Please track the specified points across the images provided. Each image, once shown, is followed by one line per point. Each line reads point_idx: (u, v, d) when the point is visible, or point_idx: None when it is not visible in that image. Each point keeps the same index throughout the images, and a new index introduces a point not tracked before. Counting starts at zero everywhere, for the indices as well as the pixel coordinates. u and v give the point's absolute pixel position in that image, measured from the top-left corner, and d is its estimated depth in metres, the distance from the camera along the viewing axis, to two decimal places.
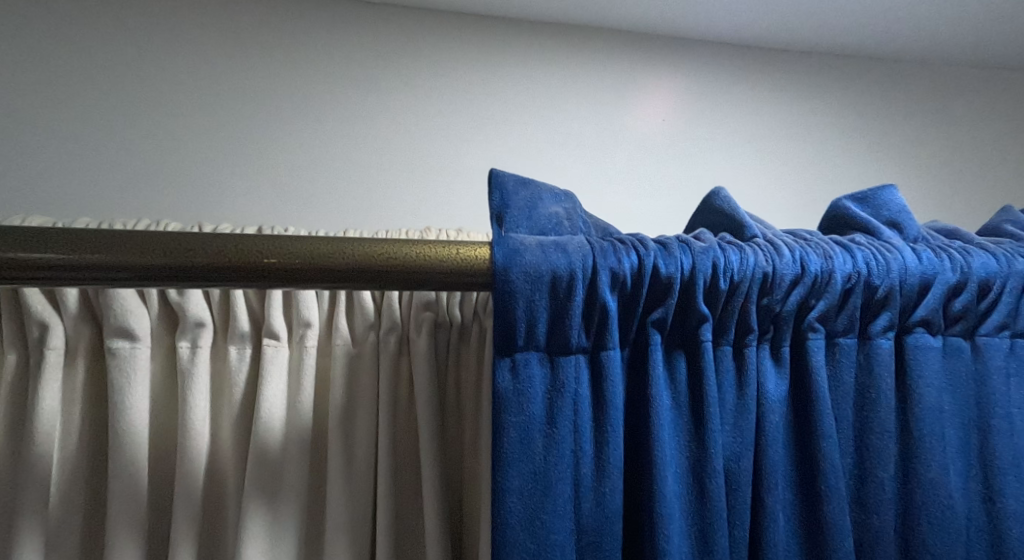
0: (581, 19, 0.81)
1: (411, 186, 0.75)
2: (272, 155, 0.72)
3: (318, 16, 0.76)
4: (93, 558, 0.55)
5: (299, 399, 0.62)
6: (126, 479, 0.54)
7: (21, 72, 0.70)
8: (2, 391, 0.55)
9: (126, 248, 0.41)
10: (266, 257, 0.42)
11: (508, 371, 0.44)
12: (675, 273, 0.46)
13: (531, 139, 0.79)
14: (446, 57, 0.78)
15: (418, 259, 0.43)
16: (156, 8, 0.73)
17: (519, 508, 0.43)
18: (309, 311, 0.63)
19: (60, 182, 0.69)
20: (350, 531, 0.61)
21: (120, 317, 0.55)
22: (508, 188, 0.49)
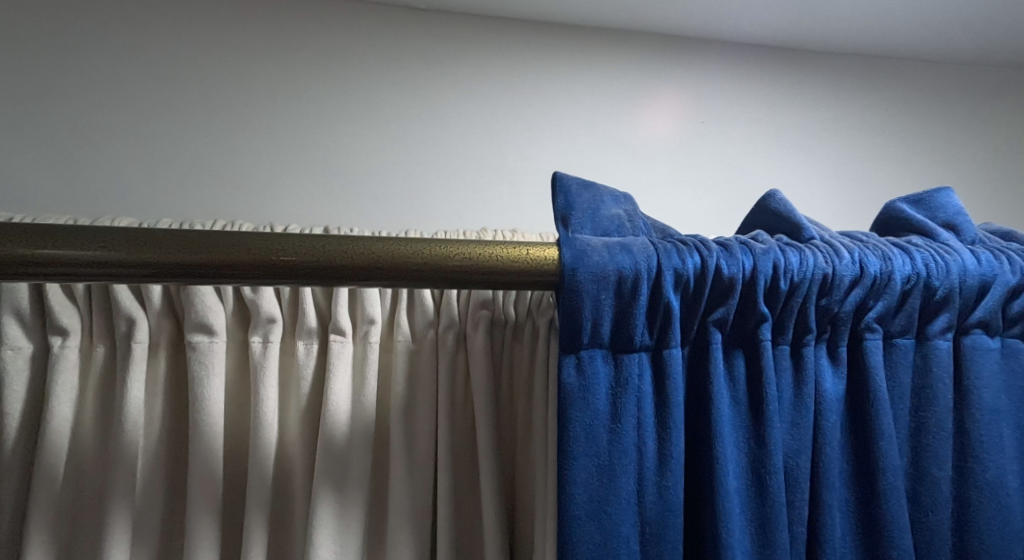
0: (628, 23, 0.83)
1: (465, 188, 0.78)
2: (333, 159, 0.75)
3: (376, 23, 0.78)
4: (175, 540, 0.58)
5: (363, 393, 0.64)
6: (204, 466, 0.57)
7: (99, 79, 0.73)
8: (92, 383, 0.57)
9: (204, 247, 0.44)
10: (351, 257, 0.44)
11: (574, 368, 0.46)
12: (737, 273, 0.48)
13: (582, 141, 0.80)
14: (497, 62, 0.80)
15: (492, 260, 0.45)
16: (223, 16, 0.76)
17: (586, 500, 0.45)
18: (373, 308, 0.65)
19: (138, 185, 0.72)
20: (413, 520, 0.63)
21: (200, 313, 0.58)
22: (572, 191, 0.50)
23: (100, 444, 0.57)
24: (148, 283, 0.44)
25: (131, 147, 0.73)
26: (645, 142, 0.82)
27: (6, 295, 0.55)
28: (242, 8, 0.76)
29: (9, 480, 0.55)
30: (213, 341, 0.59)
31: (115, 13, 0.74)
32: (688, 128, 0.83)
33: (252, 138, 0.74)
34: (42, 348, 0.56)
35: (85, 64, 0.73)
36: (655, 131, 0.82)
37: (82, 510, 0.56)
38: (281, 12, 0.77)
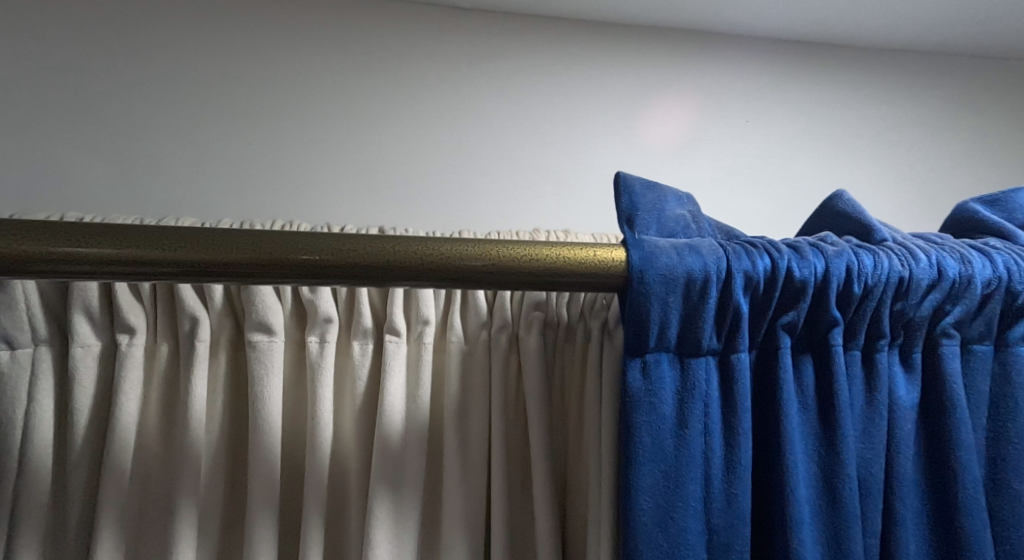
0: (679, 22, 0.82)
1: (518, 188, 0.77)
2: (386, 158, 0.75)
3: (429, 20, 0.78)
4: (237, 537, 0.59)
5: (418, 394, 0.64)
6: (264, 465, 0.58)
7: (156, 75, 0.72)
8: (156, 381, 0.58)
9: (259, 247, 0.44)
10: (420, 257, 0.44)
11: (639, 372, 0.45)
12: (809, 277, 0.46)
13: (636, 142, 0.79)
14: (550, 61, 0.79)
15: (560, 262, 0.44)
16: (279, 13, 0.75)
17: (651, 507, 0.44)
18: (427, 308, 0.65)
19: (196, 182, 0.72)
20: (467, 523, 0.63)
21: (260, 312, 0.58)
22: (636, 191, 0.49)
23: (164, 442, 0.58)
24: (203, 282, 0.44)
25: (190, 143, 0.72)
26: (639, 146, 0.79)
27: (76, 291, 0.54)
28: (297, 5, 0.76)
29: (77, 478, 0.54)
30: (272, 341, 0.59)
31: (172, 9, 0.74)
32: (691, 131, 0.81)
33: (309, 135, 0.74)
34: (110, 345, 0.56)
35: (143, 60, 0.73)
36: (650, 135, 0.80)
37: (146, 507, 0.56)
38: (336, 9, 0.76)
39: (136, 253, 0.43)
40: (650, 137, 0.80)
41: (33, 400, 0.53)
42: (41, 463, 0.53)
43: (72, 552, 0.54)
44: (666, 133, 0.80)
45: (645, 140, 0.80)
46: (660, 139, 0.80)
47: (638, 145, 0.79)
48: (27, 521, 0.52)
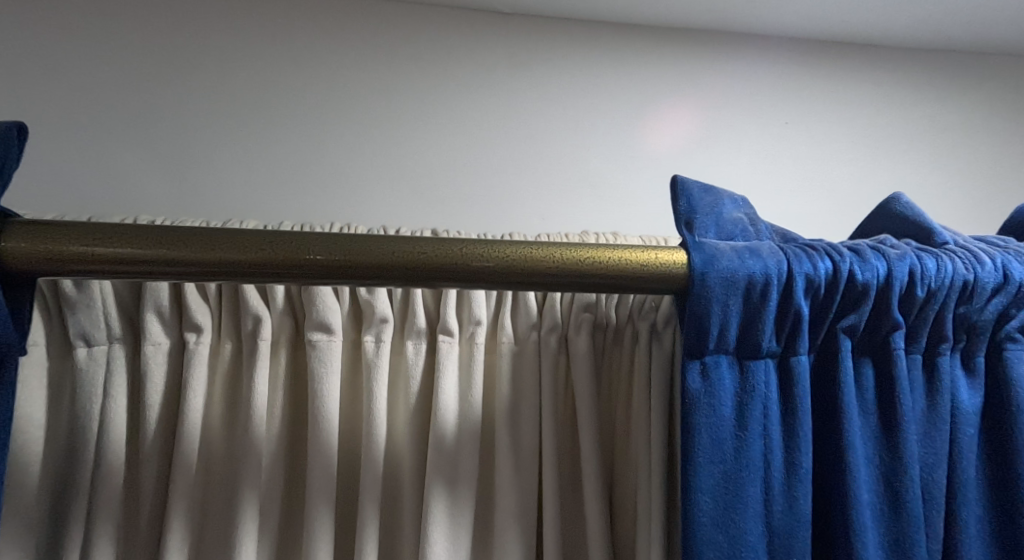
0: (719, 24, 0.82)
1: (568, 190, 0.77)
2: (436, 160, 0.75)
3: (474, 25, 0.78)
4: (297, 529, 0.60)
5: (471, 393, 0.65)
6: (324, 460, 0.59)
7: (211, 78, 0.74)
8: (220, 378, 0.60)
9: (331, 249, 0.44)
10: (482, 259, 0.44)
11: (698, 374, 0.45)
12: (871, 280, 0.46)
13: (679, 144, 0.79)
14: (598, 64, 0.80)
15: (621, 265, 0.45)
16: (328, 17, 0.76)
17: (712, 508, 0.44)
18: (479, 309, 0.66)
19: (250, 183, 0.73)
20: (520, 520, 0.63)
21: (319, 312, 0.60)
22: (694, 194, 0.49)
23: (227, 437, 0.59)
24: (273, 283, 0.44)
25: (247, 145, 0.73)
26: (641, 151, 0.79)
27: (148, 290, 0.56)
28: (346, 9, 0.77)
29: (147, 471, 0.56)
30: (331, 340, 0.60)
31: (224, 13, 0.75)
32: (697, 134, 0.80)
33: (361, 136, 0.75)
34: (178, 344, 0.58)
35: (198, 63, 0.74)
36: (653, 141, 0.79)
37: (213, 500, 0.58)
38: (384, 13, 0.77)
39: (194, 255, 0.43)
40: (659, 141, 0.79)
41: (107, 395, 0.55)
42: (115, 457, 0.54)
43: (144, 541, 0.56)
44: (670, 138, 0.79)
45: (668, 143, 0.79)
46: (664, 144, 0.79)
47: (660, 150, 0.79)
48: (103, 513, 0.53)
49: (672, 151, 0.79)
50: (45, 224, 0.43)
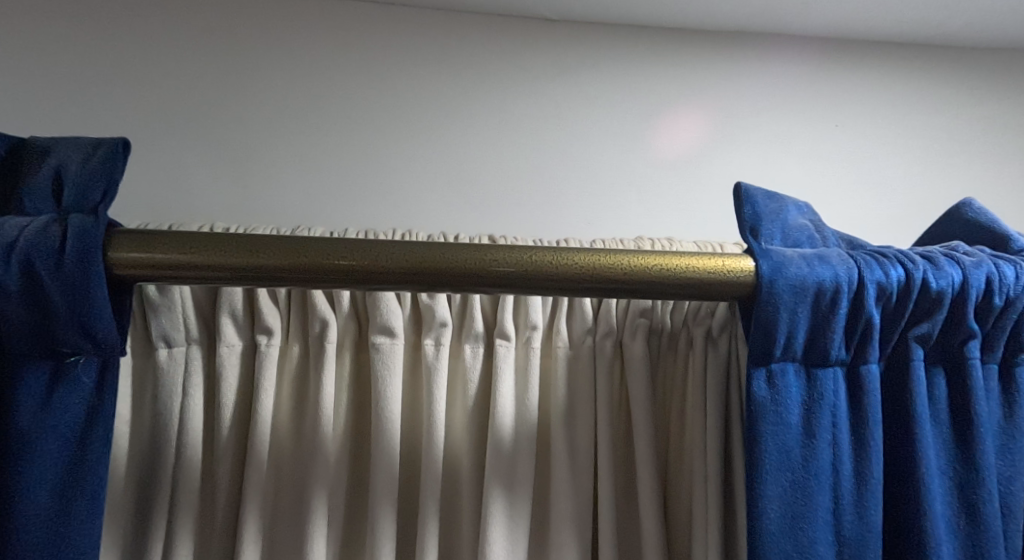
0: (769, 27, 0.81)
1: (624, 195, 0.77)
2: (493, 165, 0.76)
3: (526, 31, 0.80)
4: (360, 526, 0.62)
5: (528, 397, 0.66)
6: (386, 460, 0.60)
7: (273, 84, 0.75)
8: (289, 379, 0.62)
9: (404, 257, 0.45)
10: (551, 267, 0.45)
11: (765, 382, 0.45)
12: (946, 288, 0.46)
13: (704, 149, 0.79)
14: (651, 68, 0.80)
15: (689, 272, 0.45)
16: (385, 23, 0.78)
17: (780, 516, 0.44)
18: (536, 314, 0.66)
19: (309, 188, 0.74)
20: (576, 523, 0.64)
21: (384, 315, 0.61)
22: (759, 200, 0.50)
23: (294, 436, 0.61)
24: (345, 289, 0.46)
25: (308, 151, 0.75)
26: (647, 155, 0.78)
27: (223, 294, 0.59)
28: (401, 16, 0.78)
29: (222, 468, 0.58)
30: (393, 343, 0.62)
31: (283, 21, 0.77)
32: (709, 137, 0.79)
33: (418, 142, 0.76)
34: (249, 345, 0.60)
35: (260, 70, 0.76)
36: (660, 143, 0.79)
37: (281, 497, 0.60)
38: (438, 19, 0.79)
39: (278, 261, 0.45)
40: (713, 145, 0.79)
41: (186, 394, 0.58)
42: (193, 452, 0.57)
43: (217, 536, 0.58)
44: (682, 142, 0.79)
45: (722, 147, 0.79)
46: (691, 145, 0.79)
47: (714, 154, 0.79)
48: (184, 505, 0.56)
49: (727, 155, 0.79)
50: (142, 233, 0.45)
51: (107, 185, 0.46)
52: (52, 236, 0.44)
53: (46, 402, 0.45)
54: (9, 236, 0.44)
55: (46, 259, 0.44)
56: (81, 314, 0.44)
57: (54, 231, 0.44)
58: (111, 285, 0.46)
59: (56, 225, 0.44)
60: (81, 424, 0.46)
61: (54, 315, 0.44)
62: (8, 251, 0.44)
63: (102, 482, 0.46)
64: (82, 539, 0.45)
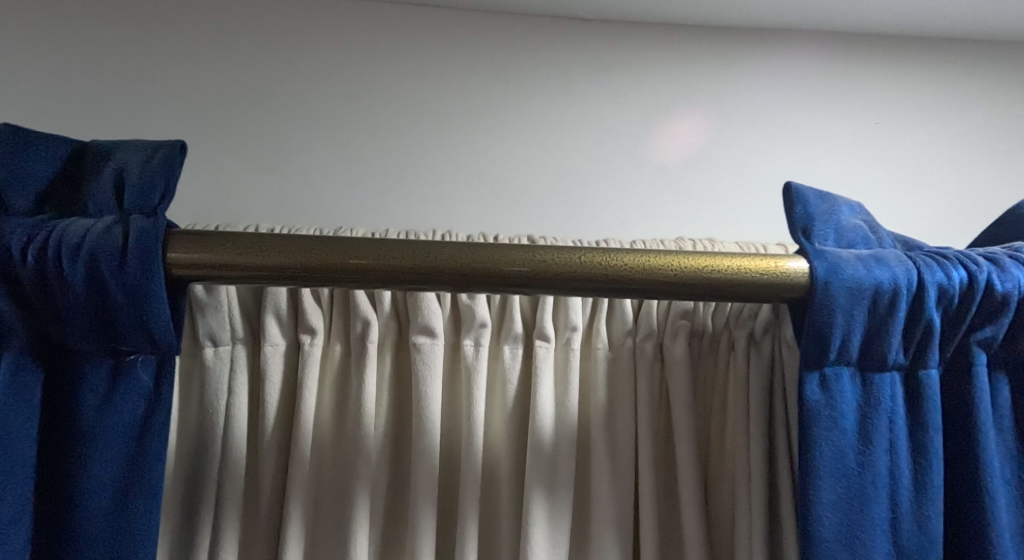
0: (809, 24, 0.80)
1: (664, 196, 0.76)
2: (531, 165, 0.76)
3: (562, 30, 0.79)
4: (400, 524, 0.62)
5: (568, 399, 0.65)
6: (427, 459, 0.60)
7: (308, 84, 0.75)
8: (331, 379, 0.62)
9: (451, 257, 0.45)
10: (600, 267, 0.45)
11: (818, 386, 0.44)
12: (1012, 290, 0.44)
13: (702, 151, 0.77)
14: (690, 67, 0.79)
15: (741, 274, 0.45)
16: (419, 23, 0.78)
17: (835, 524, 0.43)
18: (576, 315, 0.66)
19: (345, 189, 0.74)
20: (618, 525, 0.63)
21: (425, 315, 0.61)
22: (811, 201, 0.49)
23: (336, 434, 0.61)
24: (392, 289, 0.46)
25: (344, 151, 0.74)
26: (657, 155, 0.77)
27: (268, 295, 0.59)
28: (435, 15, 0.78)
29: (266, 466, 0.59)
30: (434, 344, 0.62)
31: (317, 21, 0.77)
32: (710, 138, 0.77)
33: (453, 142, 0.76)
34: (293, 345, 0.60)
35: (294, 70, 0.75)
36: (661, 145, 0.77)
37: (324, 494, 0.60)
38: (473, 19, 0.78)
39: (331, 262, 0.45)
40: (755, 144, 0.78)
41: (232, 392, 0.58)
42: (239, 449, 0.57)
43: (262, 533, 0.58)
44: (682, 145, 0.77)
45: (764, 146, 0.78)
46: (731, 145, 0.78)
47: (756, 154, 0.78)
48: (230, 502, 0.56)
49: (769, 154, 0.78)
50: (200, 232, 0.45)
51: (167, 186, 0.47)
52: (115, 237, 0.45)
53: (105, 403, 0.46)
54: (75, 237, 0.45)
55: (109, 259, 0.44)
56: (139, 315, 0.45)
57: (117, 232, 0.45)
58: (168, 287, 0.46)
59: (118, 226, 0.45)
60: (138, 426, 0.46)
61: (115, 314, 0.45)
62: (74, 251, 0.44)
63: (160, 481, 0.46)
64: (139, 537, 0.45)
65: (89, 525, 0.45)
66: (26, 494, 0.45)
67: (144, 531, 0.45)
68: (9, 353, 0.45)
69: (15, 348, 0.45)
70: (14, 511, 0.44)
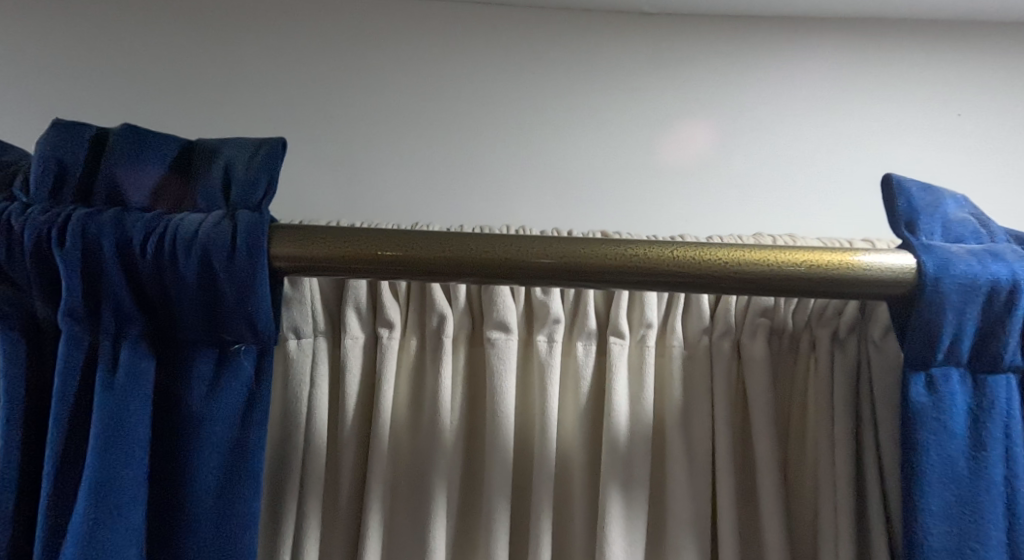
0: (894, 9, 0.75)
1: (742, 189, 0.73)
2: (603, 157, 0.73)
3: (633, 16, 0.75)
4: (474, 516, 0.62)
5: (643, 398, 0.64)
6: (502, 454, 0.59)
7: (371, 80, 0.73)
8: (405, 373, 0.62)
9: (540, 251, 0.45)
10: (699, 263, 0.44)
11: (925, 387, 0.44)
12: None
13: (723, 158, 0.73)
14: (769, 54, 0.75)
15: (846, 272, 0.43)
16: (478, 17, 0.75)
17: (944, 529, 0.42)
18: (651, 312, 0.64)
19: (412, 181, 0.72)
20: (696, 525, 0.62)
21: (499, 309, 0.60)
22: (915, 193, 0.46)
23: (412, 427, 0.61)
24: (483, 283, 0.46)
25: (407, 147, 0.73)
26: (732, 146, 0.73)
27: (349, 289, 0.59)
28: (496, 9, 0.75)
29: (348, 456, 0.59)
30: (508, 339, 0.61)
31: (374, 15, 0.75)
32: (716, 145, 0.73)
33: (516, 138, 0.73)
34: (371, 339, 0.60)
35: (353, 64, 0.74)
36: (666, 152, 0.73)
37: (401, 485, 0.60)
38: (535, 12, 0.75)
39: (431, 255, 0.45)
40: (840, 134, 0.74)
41: (314, 383, 0.59)
42: (319, 439, 0.58)
43: (342, 521, 0.59)
44: (684, 152, 0.73)
45: (849, 137, 0.74)
46: (813, 134, 0.74)
47: (840, 146, 0.73)
48: (313, 492, 0.57)
49: (854, 146, 0.73)
50: (300, 227, 0.46)
51: (270, 179, 0.47)
52: (224, 232, 0.45)
53: (212, 390, 0.47)
54: (189, 231, 0.45)
55: (219, 253, 0.45)
56: (244, 306, 0.46)
57: (226, 227, 0.45)
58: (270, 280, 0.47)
59: (225, 221, 0.46)
60: (241, 414, 0.47)
61: (223, 306, 0.46)
62: (187, 244, 0.45)
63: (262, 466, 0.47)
64: (243, 521, 0.46)
65: (196, 519, 0.46)
66: (141, 474, 0.46)
67: (247, 526, 0.46)
68: (128, 340, 0.47)
69: (133, 335, 0.47)
70: (132, 490, 0.46)
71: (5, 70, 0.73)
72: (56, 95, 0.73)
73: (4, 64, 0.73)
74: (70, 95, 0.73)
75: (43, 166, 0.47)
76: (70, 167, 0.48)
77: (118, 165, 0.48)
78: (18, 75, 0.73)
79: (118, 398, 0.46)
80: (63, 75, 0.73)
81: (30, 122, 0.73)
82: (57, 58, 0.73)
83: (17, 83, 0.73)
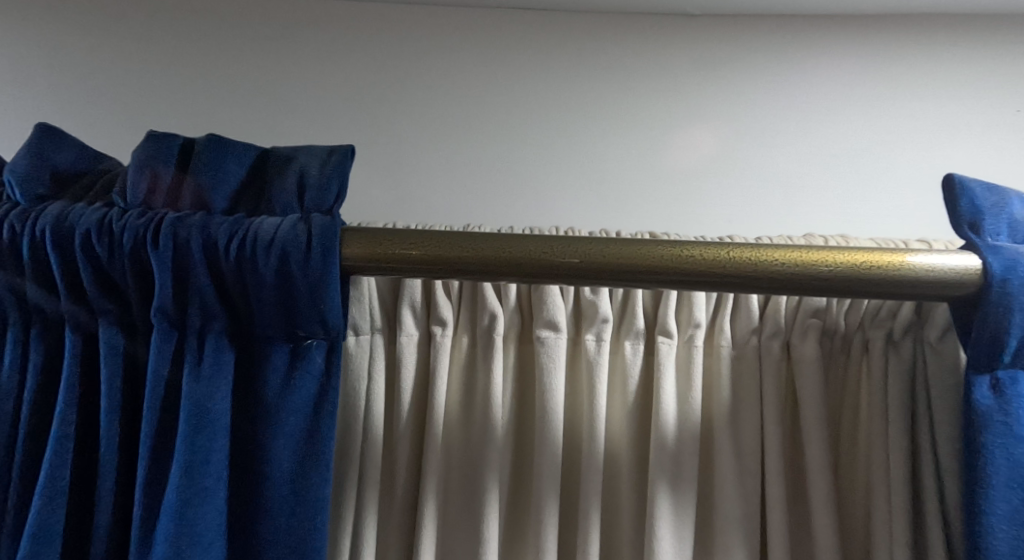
0: (952, 5, 0.73)
1: (791, 188, 0.72)
2: (650, 156, 0.73)
3: (682, 14, 0.75)
4: (522, 513, 0.62)
5: (691, 397, 0.63)
6: (550, 452, 0.59)
7: (421, 82, 0.74)
8: (458, 367, 0.62)
9: (598, 252, 0.45)
10: (761, 263, 0.44)
11: (990, 389, 0.44)
12: None
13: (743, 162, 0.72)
14: (820, 52, 0.74)
15: (912, 274, 0.43)
16: (527, 19, 0.75)
17: (1011, 533, 0.42)
18: (699, 312, 0.64)
19: (460, 180, 0.73)
20: (746, 524, 0.61)
21: (549, 309, 0.61)
22: (978, 193, 0.46)
23: (462, 422, 0.62)
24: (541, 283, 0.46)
25: (457, 149, 0.74)
26: (780, 146, 0.73)
27: (405, 288, 0.61)
28: (544, 10, 0.75)
29: (403, 449, 0.60)
30: (557, 337, 0.61)
31: (424, 17, 0.75)
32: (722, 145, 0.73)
33: (562, 139, 0.73)
34: (425, 336, 0.61)
35: (404, 66, 0.75)
36: (672, 156, 0.73)
37: (452, 479, 0.61)
38: (584, 12, 0.75)
39: (492, 256, 0.45)
40: (894, 132, 0.72)
41: (372, 378, 0.60)
42: (372, 433, 0.59)
43: (396, 513, 0.60)
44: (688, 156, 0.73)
45: (903, 134, 0.72)
46: (863, 134, 0.72)
47: (893, 144, 0.72)
48: (369, 485, 0.58)
49: (908, 144, 0.72)
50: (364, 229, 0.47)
51: (342, 186, 0.49)
52: (299, 234, 0.46)
53: (286, 382, 0.48)
54: (268, 233, 0.47)
55: (296, 255, 0.46)
56: (316, 304, 0.47)
57: (301, 230, 0.47)
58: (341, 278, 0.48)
59: (301, 224, 0.47)
60: (313, 408, 0.49)
61: (296, 304, 0.48)
62: (266, 246, 0.46)
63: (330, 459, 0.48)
64: (313, 509, 0.47)
65: (269, 510, 0.48)
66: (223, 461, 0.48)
67: (314, 521, 0.47)
68: (212, 335, 0.49)
69: (215, 332, 0.49)
70: (218, 473, 0.47)
71: (68, 72, 0.76)
72: (116, 97, 0.75)
73: (66, 67, 0.76)
74: (131, 97, 0.75)
75: (138, 171, 0.49)
76: (161, 172, 0.50)
77: (204, 172, 0.49)
78: (79, 79, 0.75)
79: (201, 388, 0.48)
80: (124, 78, 0.76)
81: (92, 123, 0.75)
82: (117, 61, 0.76)
83: (79, 86, 0.75)
